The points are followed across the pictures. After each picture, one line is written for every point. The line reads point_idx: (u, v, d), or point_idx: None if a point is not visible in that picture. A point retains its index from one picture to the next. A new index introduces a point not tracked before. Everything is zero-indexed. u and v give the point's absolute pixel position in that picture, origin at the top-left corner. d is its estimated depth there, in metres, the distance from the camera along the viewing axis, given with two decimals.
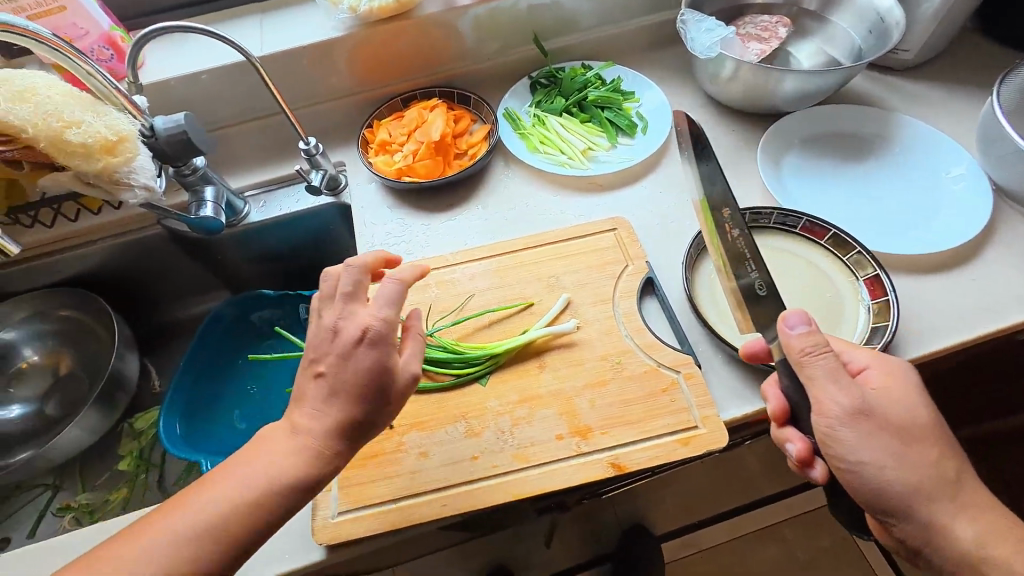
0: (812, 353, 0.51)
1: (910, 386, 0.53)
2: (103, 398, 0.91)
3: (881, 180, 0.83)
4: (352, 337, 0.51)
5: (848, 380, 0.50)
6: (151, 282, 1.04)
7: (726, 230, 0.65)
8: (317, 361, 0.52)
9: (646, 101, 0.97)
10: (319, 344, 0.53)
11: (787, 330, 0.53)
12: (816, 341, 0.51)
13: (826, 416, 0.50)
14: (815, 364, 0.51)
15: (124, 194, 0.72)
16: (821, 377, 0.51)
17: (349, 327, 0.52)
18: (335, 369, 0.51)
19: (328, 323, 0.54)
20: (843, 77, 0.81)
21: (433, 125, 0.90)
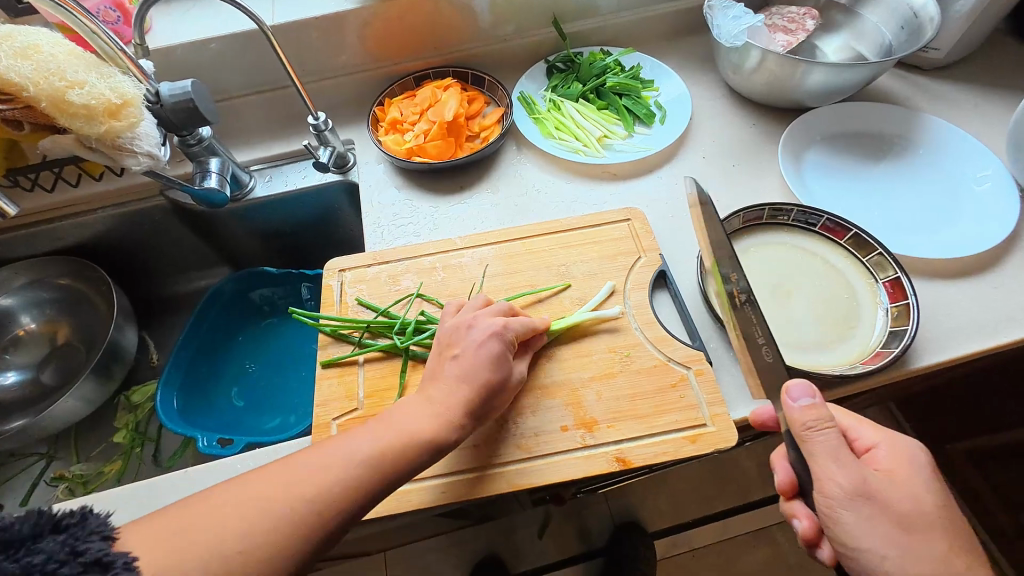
0: (814, 427, 0.48)
1: (917, 469, 0.50)
2: (100, 369, 0.90)
3: (903, 182, 0.81)
4: (488, 330, 0.58)
5: (852, 460, 0.47)
6: (151, 254, 1.02)
7: (735, 297, 0.61)
8: (449, 348, 0.58)
9: (665, 90, 0.94)
10: (454, 335, 0.59)
11: (789, 401, 0.50)
12: (818, 416, 0.49)
13: (827, 496, 0.47)
14: (816, 440, 0.48)
15: (126, 160, 0.70)
16: (821, 455, 0.48)
17: (482, 324, 0.59)
18: (467, 352, 0.57)
19: (462, 319, 0.61)
20: (872, 72, 0.78)
21: (446, 105, 0.88)
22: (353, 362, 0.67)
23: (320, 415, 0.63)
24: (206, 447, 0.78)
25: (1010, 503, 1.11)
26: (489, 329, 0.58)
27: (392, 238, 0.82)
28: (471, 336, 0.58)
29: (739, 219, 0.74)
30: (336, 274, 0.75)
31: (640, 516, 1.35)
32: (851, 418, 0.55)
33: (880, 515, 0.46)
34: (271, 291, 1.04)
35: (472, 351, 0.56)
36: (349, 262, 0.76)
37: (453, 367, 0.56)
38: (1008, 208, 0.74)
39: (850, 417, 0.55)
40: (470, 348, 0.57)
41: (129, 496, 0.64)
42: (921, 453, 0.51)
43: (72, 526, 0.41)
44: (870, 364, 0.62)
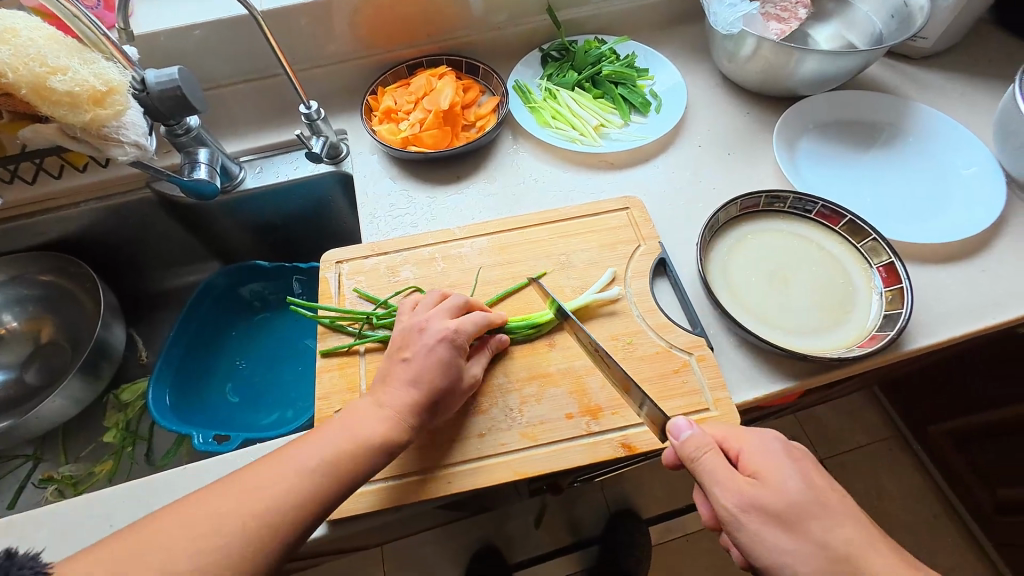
0: (698, 457, 0.50)
1: (782, 460, 0.49)
2: (87, 368, 0.88)
3: (892, 170, 0.82)
4: (436, 333, 0.58)
5: (729, 477, 0.48)
6: (136, 249, 0.99)
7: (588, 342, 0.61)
8: (402, 347, 0.58)
9: (660, 79, 0.94)
10: (406, 335, 0.59)
11: (674, 438, 0.51)
12: (698, 444, 0.50)
13: (724, 519, 0.49)
14: (698, 469, 0.50)
15: (113, 150, 0.67)
16: (705, 481, 0.49)
17: (434, 327, 0.59)
18: (418, 356, 0.57)
19: (415, 321, 0.61)
20: (863, 60, 0.79)
21: (441, 93, 0.87)
22: (353, 354, 0.66)
23: (322, 408, 0.62)
24: (202, 443, 0.77)
25: (991, 481, 1.16)
26: (440, 334, 0.58)
27: (388, 229, 0.81)
28: (423, 340, 0.58)
29: (737, 206, 0.74)
30: (332, 266, 0.74)
31: (635, 503, 1.37)
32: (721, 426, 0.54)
33: None
34: (262, 286, 1.02)
35: (421, 355, 0.56)
36: (346, 253, 0.75)
37: (403, 371, 0.56)
38: (994, 194, 0.76)
39: (723, 427, 0.54)
40: (420, 352, 0.57)
41: (126, 495, 0.62)
42: (778, 440, 0.51)
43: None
44: (867, 347, 0.63)
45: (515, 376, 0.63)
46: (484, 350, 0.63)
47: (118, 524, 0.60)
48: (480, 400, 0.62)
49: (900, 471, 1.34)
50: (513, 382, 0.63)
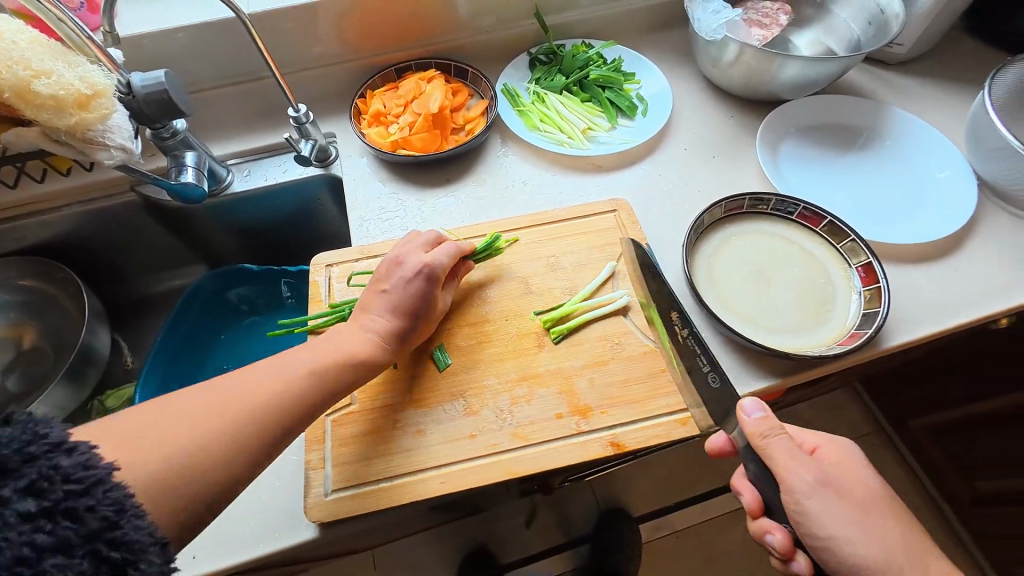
0: (770, 436, 0.52)
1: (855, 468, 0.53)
2: (72, 375, 0.87)
3: (870, 173, 0.84)
4: (414, 267, 0.63)
5: (808, 459, 0.51)
6: (121, 253, 0.97)
7: (676, 331, 0.64)
8: (380, 279, 0.63)
9: (646, 84, 0.96)
10: (385, 269, 0.64)
11: (745, 416, 0.53)
12: (772, 424, 0.52)
13: (792, 490, 0.50)
14: (774, 445, 0.51)
15: (99, 154, 0.67)
16: (781, 456, 0.51)
17: (411, 261, 0.63)
18: (396, 288, 0.62)
19: (393, 255, 0.65)
20: (842, 67, 0.82)
21: (431, 97, 0.87)
22: None
23: None
24: None
25: (969, 474, 1.18)
26: (416, 267, 0.63)
27: (378, 233, 0.81)
28: (400, 273, 0.63)
29: (721, 208, 0.76)
30: (323, 270, 0.74)
31: (626, 501, 1.38)
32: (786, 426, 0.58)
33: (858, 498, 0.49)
34: (249, 290, 1.01)
35: (399, 287, 0.62)
36: (335, 256, 0.75)
37: (383, 300, 0.61)
38: (965, 196, 0.79)
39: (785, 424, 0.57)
40: (397, 284, 0.62)
41: None
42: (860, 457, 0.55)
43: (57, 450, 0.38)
44: (847, 344, 0.65)
45: (506, 377, 0.64)
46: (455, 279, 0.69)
47: None
48: (471, 401, 0.62)
49: (882, 465, 1.37)
50: (505, 383, 0.64)
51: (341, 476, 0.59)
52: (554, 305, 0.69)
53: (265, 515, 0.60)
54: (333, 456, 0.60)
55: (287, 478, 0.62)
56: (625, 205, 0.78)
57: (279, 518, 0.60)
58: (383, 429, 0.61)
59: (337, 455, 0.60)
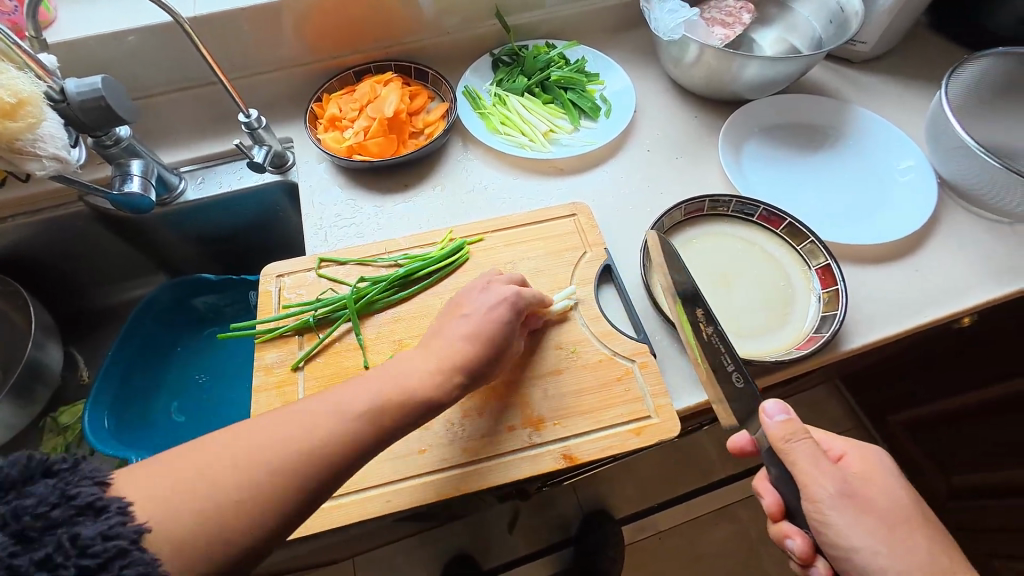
0: (793, 441, 0.50)
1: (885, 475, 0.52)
2: (20, 391, 0.85)
3: (835, 172, 0.84)
4: (500, 298, 0.57)
5: (832, 466, 0.49)
6: (74, 266, 0.94)
7: (701, 328, 0.61)
8: (460, 306, 0.58)
9: (610, 84, 0.94)
10: (468, 292, 0.59)
11: (766, 419, 0.51)
12: (795, 428, 0.50)
13: (814, 499, 0.48)
14: (796, 451, 0.49)
15: (29, 164, 0.65)
16: (803, 463, 0.49)
17: (495, 289, 0.58)
18: (477, 314, 0.56)
19: (476, 283, 0.60)
20: (802, 65, 0.81)
21: (386, 100, 0.85)
22: (291, 370, 0.64)
23: None
24: None
25: (943, 468, 1.18)
26: (502, 295, 0.57)
27: (334, 240, 0.79)
28: (482, 298, 0.57)
29: (680, 211, 0.75)
30: (273, 280, 0.72)
31: (608, 503, 1.37)
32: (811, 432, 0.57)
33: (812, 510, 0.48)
34: (215, 299, 0.99)
35: (483, 314, 0.56)
36: (286, 266, 0.73)
37: (462, 324, 0.55)
38: (926, 194, 0.79)
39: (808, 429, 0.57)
40: (479, 309, 0.56)
41: None
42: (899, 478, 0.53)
43: (62, 472, 0.40)
44: (804, 349, 0.64)
45: None
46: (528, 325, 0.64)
47: None
48: None
49: None
50: None
51: None
52: None
53: None
54: None
55: None
56: (584, 209, 0.77)
57: None
58: None
59: None
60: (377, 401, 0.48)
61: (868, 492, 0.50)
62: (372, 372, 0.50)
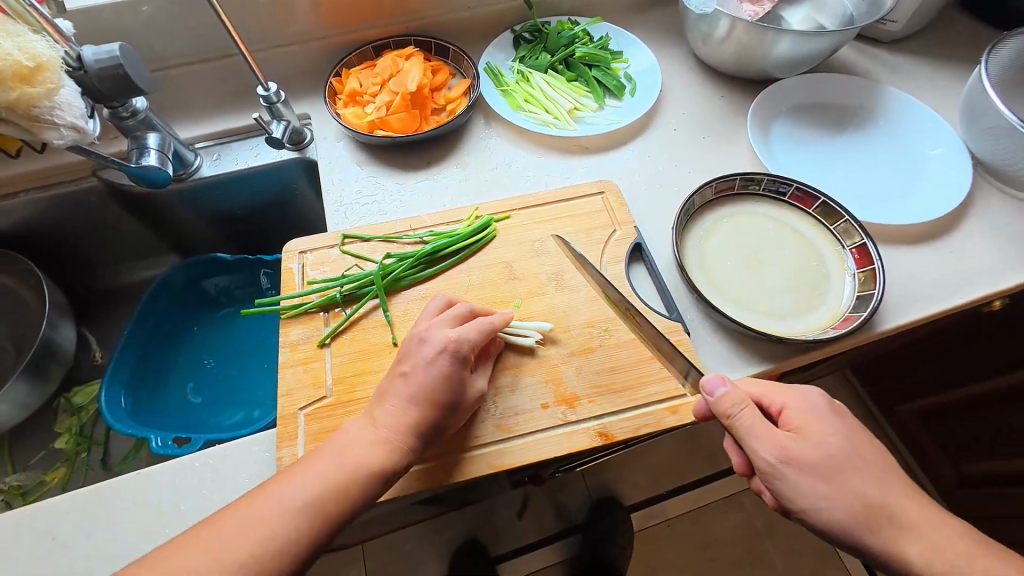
0: (734, 414, 0.50)
1: (828, 423, 0.50)
2: (34, 370, 0.83)
3: (864, 153, 0.82)
4: (435, 347, 0.53)
5: (772, 431, 0.49)
6: (87, 244, 0.92)
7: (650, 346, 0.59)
8: (399, 362, 0.54)
9: (634, 62, 0.92)
10: (405, 348, 0.55)
11: (709, 395, 0.51)
12: (734, 400, 0.50)
13: (761, 470, 0.49)
14: (738, 423, 0.49)
15: (46, 134, 0.63)
16: (745, 435, 0.49)
17: (434, 337, 0.54)
18: (416, 372, 0.52)
19: (415, 331, 0.56)
20: (835, 42, 0.79)
21: (408, 75, 0.83)
22: (318, 347, 0.63)
23: (285, 406, 0.59)
24: (161, 447, 0.71)
25: (955, 456, 1.18)
26: (440, 345, 0.53)
27: (355, 218, 0.77)
28: (421, 352, 0.54)
29: (712, 189, 0.73)
30: (295, 256, 0.70)
31: (618, 490, 1.35)
32: (761, 385, 0.54)
33: (867, 489, 0.46)
34: (227, 280, 0.97)
35: (420, 371, 0.52)
36: (308, 242, 0.71)
37: (402, 388, 0.52)
38: (960, 174, 0.77)
39: (758, 383, 0.55)
40: (417, 367, 0.53)
41: (71, 507, 0.56)
42: None
43: None
44: (841, 329, 0.63)
45: None
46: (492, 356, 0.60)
47: (62, 536, 0.55)
48: None
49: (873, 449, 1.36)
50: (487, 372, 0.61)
51: None
52: (539, 292, 0.67)
53: None
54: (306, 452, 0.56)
55: (257, 477, 0.58)
56: (613, 187, 0.75)
57: None
58: None
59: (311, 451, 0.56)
60: (328, 489, 0.46)
61: (825, 441, 0.48)
62: (319, 459, 0.49)
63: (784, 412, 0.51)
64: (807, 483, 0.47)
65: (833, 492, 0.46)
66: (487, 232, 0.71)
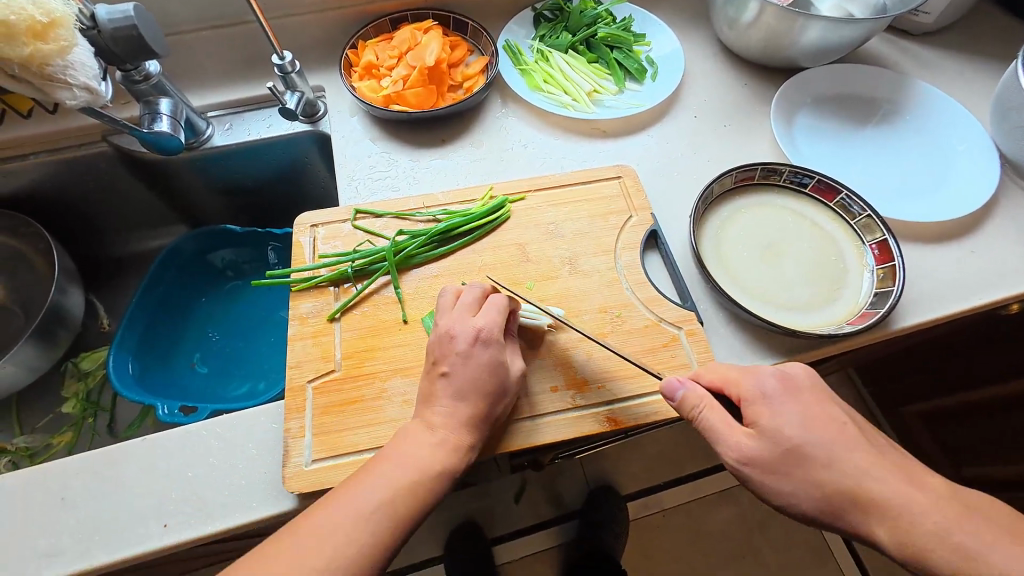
0: (696, 416, 0.51)
1: (786, 412, 0.48)
2: (42, 334, 0.83)
3: (888, 148, 0.80)
4: (467, 338, 0.54)
5: (734, 429, 0.49)
6: (96, 211, 0.92)
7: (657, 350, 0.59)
8: (437, 362, 0.54)
9: (656, 45, 0.90)
10: (437, 347, 0.54)
11: (671, 398, 0.53)
12: (692, 402, 0.51)
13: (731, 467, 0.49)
14: (702, 425, 0.50)
15: (60, 94, 0.62)
16: (709, 436, 0.50)
17: (462, 330, 0.54)
18: (457, 370, 0.53)
19: (440, 329, 0.55)
20: (867, 32, 0.76)
21: (427, 49, 0.82)
22: (328, 321, 0.63)
23: (294, 377, 0.59)
24: (168, 415, 0.71)
25: (956, 460, 1.16)
26: (471, 336, 0.54)
27: (368, 193, 0.76)
28: (457, 348, 0.53)
29: (731, 178, 0.72)
30: (307, 230, 0.70)
31: (615, 480, 1.36)
32: (718, 370, 0.54)
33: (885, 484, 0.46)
34: (234, 254, 0.97)
35: (461, 368, 0.53)
36: (321, 216, 0.71)
37: (445, 389, 0.52)
38: (988, 172, 0.75)
39: (718, 371, 0.54)
40: (457, 365, 0.53)
41: (80, 468, 0.57)
42: None
43: None
44: (857, 324, 0.62)
45: None
46: (513, 331, 0.59)
47: (71, 497, 0.55)
48: None
49: None
50: None
51: (322, 446, 0.55)
52: (551, 276, 0.66)
53: (242, 484, 0.56)
54: (314, 425, 0.56)
55: (265, 448, 0.58)
56: (630, 173, 0.74)
57: (251, 485, 0.56)
58: (366, 399, 0.57)
59: (318, 424, 0.56)
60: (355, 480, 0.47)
61: (786, 429, 0.47)
62: (372, 467, 0.49)
63: (743, 400, 0.51)
64: (823, 477, 0.46)
65: (845, 482, 0.46)
66: (501, 213, 0.70)
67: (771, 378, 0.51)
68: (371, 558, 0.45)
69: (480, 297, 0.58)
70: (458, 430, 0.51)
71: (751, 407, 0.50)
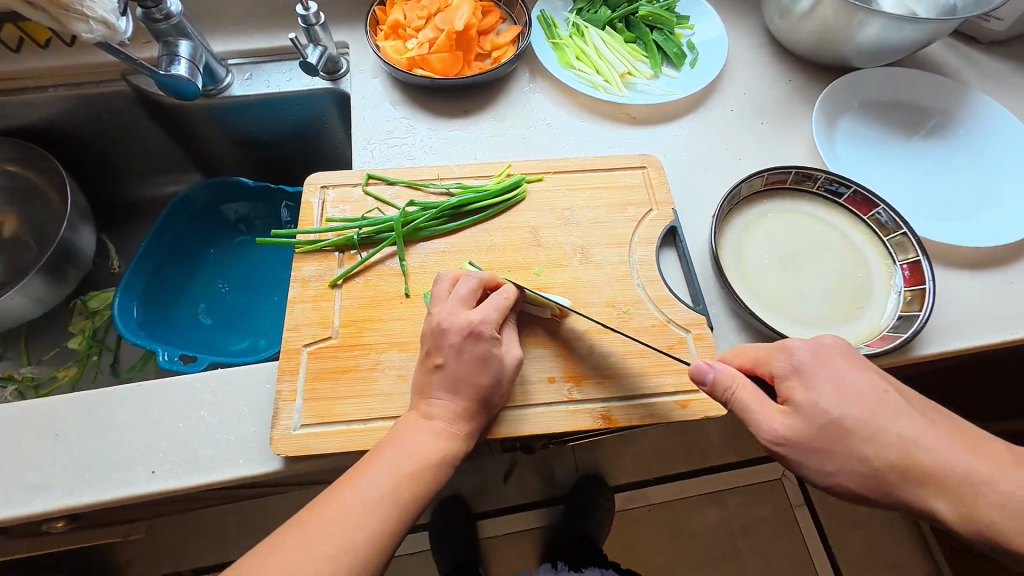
0: (730, 396, 0.49)
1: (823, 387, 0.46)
2: (52, 269, 0.84)
3: (934, 163, 0.75)
4: (459, 330, 0.52)
5: (771, 407, 0.47)
6: (111, 151, 0.91)
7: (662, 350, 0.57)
8: (432, 353, 0.52)
9: (700, 29, 0.85)
10: (430, 338, 0.53)
11: (701, 381, 0.51)
12: (724, 383, 0.49)
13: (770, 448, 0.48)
14: (736, 405, 0.49)
15: (75, 25, 0.61)
16: (745, 416, 0.48)
17: (456, 322, 0.52)
18: (451, 363, 0.51)
19: (434, 321, 0.53)
20: (931, 34, 0.71)
21: (457, 12, 0.78)
22: (330, 286, 0.62)
23: (290, 340, 0.58)
24: (167, 361, 0.72)
25: None
26: (465, 329, 0.52)
27: (382, 159, 0.73)
28: (450, 339, 0.52)
29: (762, 180, 0.68)
30: (317, 191, 0.68)
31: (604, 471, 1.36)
32: (743, 350, 0.52)
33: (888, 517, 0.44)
34: (248, 208, 0.96)
35: (455, 360, 0.51)
36: (332, 178, 0.69)
37: (439, 381, 0.51)
38: None
39: (745, 352, 0.52)
40: (452, 358, 0.52)
41: (76, 406, 0.57)
42: None
43: None
44: (875, 347, 0.59)
45: None
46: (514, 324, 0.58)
47: (64, 434, 0.56)
48: None
49: None
50: None
51: (313, 412, 0.55)
52: (561, 263, 0.64)
53: (231, 440, 0.56)
54: (306, 391, 0.56)
55: (256, 408, 0.58)
56: (656, 164, 0.70)
57: (240, 443, 0.56)
58: (360, 368, 0.57)
59: (310, 389, 0.56)
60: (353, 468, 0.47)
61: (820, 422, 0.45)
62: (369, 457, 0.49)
63: (775, 376, 0.49)
64: None
65: None
66: (516, 194, 0.68)
67: (802, 350, 0.49)
68: (351, 530, 0.44)
69: (477, 290, 0.56)
70: (450, 412, 0.50)
71: (784, 382, 0.48)
